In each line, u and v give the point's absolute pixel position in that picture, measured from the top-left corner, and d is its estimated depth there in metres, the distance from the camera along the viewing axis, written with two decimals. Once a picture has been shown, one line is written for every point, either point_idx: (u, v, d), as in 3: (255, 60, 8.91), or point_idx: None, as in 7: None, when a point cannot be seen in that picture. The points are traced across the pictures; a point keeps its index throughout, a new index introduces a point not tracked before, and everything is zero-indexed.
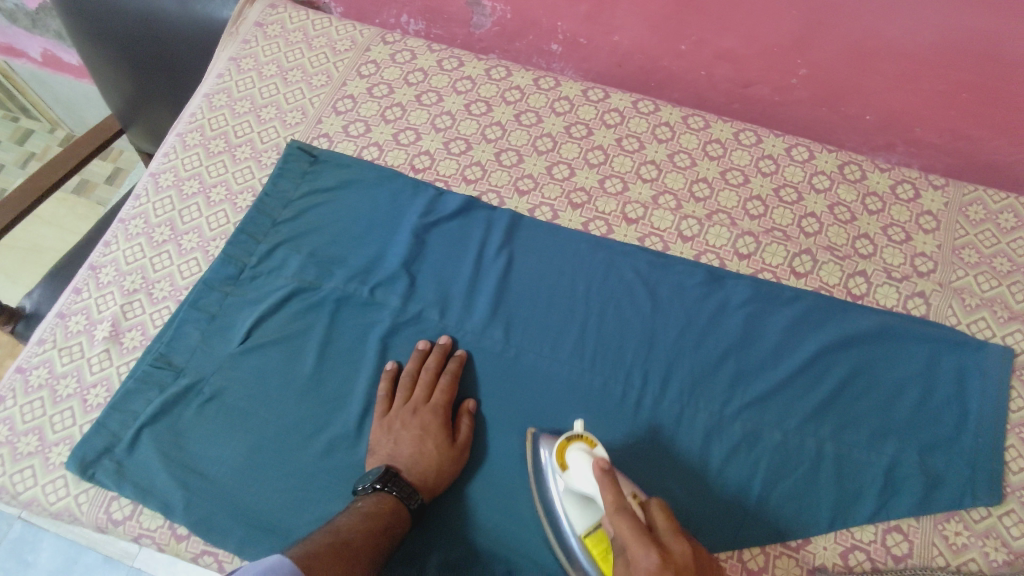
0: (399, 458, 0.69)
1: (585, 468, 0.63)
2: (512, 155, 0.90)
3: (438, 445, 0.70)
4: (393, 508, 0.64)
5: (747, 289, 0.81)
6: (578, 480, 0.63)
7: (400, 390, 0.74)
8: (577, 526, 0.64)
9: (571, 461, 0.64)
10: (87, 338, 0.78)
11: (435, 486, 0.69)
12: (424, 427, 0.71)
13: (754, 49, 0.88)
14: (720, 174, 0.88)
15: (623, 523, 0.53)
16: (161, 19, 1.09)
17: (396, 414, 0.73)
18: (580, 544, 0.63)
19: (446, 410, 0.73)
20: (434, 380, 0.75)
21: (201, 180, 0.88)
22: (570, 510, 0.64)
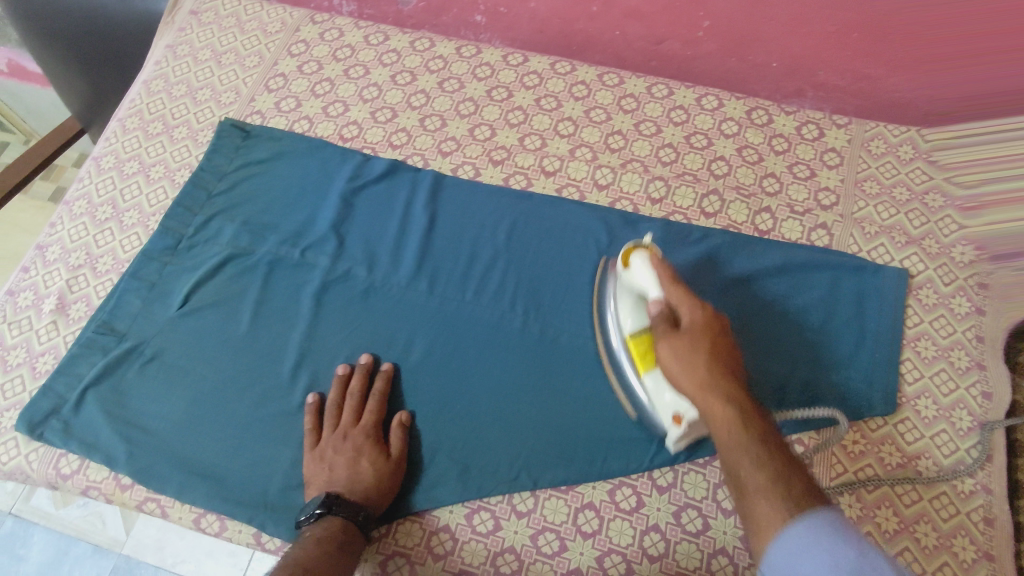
0: (339, 483, 0.70)
1: (647, 270, 0.72)
2: (436, 120, 0.94)
3: (374, 464, 0.71)
4: (344, 529, 0.66)
5: (658, 230, 0.85)
6: (638, 278, 0.73)
7: (326, 420, 0.74)
8: (626, 324, 0.73)
9: (634, 263, 0.74)
10: (35, 312, 0.82)
11: (380, 501, 0.70)
12: (358, 449, 0.72)
13: (659, 5, 0.93)
14: (634, 126, 0.93)
15: (694, 306, 0.68)
16: (93, 13, 1.13)
17: (326, 442, 0.73)
18: (623, 346, 0.74)
19: (376, 429, 0.74)
20: (361, 404, 0.75)
21: (141, 161, 0.92)
22: (623, 307, 0.74)
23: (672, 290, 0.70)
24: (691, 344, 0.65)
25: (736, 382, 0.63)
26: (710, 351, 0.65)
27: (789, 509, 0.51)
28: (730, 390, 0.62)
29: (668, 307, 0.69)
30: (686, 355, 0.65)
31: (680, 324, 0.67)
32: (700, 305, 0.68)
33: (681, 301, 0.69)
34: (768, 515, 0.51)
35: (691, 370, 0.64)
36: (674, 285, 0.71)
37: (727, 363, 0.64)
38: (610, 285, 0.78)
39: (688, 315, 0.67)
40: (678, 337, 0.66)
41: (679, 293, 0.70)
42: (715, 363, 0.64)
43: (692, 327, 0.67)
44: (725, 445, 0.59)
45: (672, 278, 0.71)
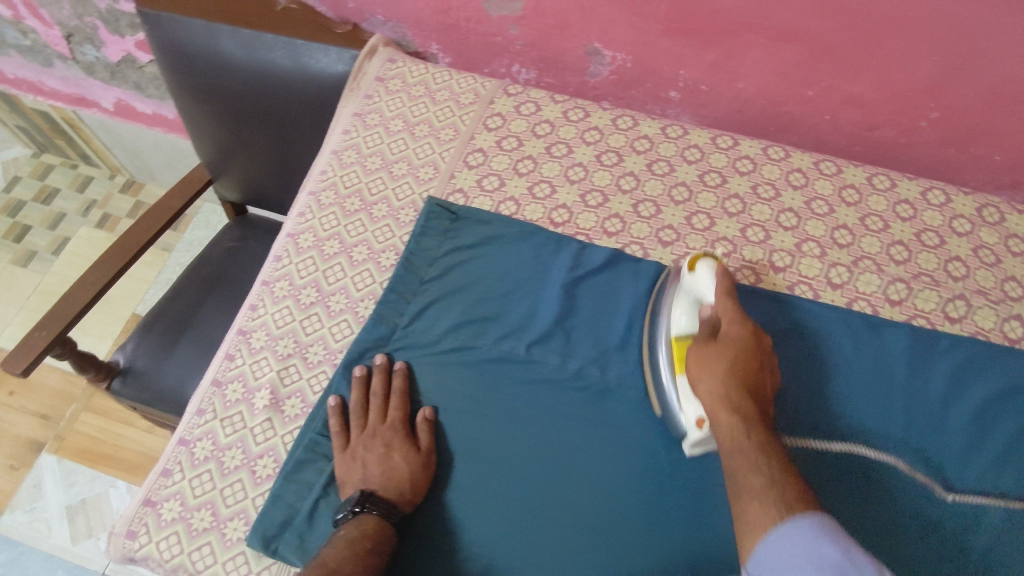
0: (372, 479, 0.70)
1: (710, 276, 0.74)
2: (650, 206, 0.89)
3: (405, 458, 0.71)
4: (375, 526, 0.66)
5: (906, 336, 0.80)
6: (701, 285, 0.74)
7: (352, 421, 0.74)
8: (676, 321, 0.75)
9: (700, 269, 0.75)
10: (247, 407, 0.77)
11: (413, 496, 0.70)
12: (387, 444, 0.72)
13: (886, 94, 0.89)
14: (859, 220, 0.88)
15: (734, 319, 0.71)
16: (272, 73, 1.08)
17: (355, 441, 0.73)
18: (667, 340, 0.75)
19: (405, 424, 0.74)
20: (385, 402, 0.75)
21: (341, 240, 0.87)
22: (680, 305, 0.76)
23: (727, 303, 0.72)
24: (728, 343, 0.70)
25: (753, 382, 0.68)
26: (742, 353, 0.69)
27: (783, 515, 0.58)
28: (744, 399, 0.67)
29: (718, 305, 0.73)
30: (709, 357, 0.70)
31: (727, 323, 0.71)
32: (746, 324, 0.71)
33: (727, 312, 0.72)
34: (761, 510, 0.59)
35: (714, 375, 0.68)
36: (730, 295, 0.73)
37: (750, 372, 0.69)
38: (668, 289, 0.78)
39: (739, 317, 0.71)
40: (717, 344, 0.70)
41: (731, 309, 0.72)
42: (739, 360, 0.69)
43: (726, 338, 0.70)
44: (733, 467, 0.64)
45: (739, 310, 0.72)
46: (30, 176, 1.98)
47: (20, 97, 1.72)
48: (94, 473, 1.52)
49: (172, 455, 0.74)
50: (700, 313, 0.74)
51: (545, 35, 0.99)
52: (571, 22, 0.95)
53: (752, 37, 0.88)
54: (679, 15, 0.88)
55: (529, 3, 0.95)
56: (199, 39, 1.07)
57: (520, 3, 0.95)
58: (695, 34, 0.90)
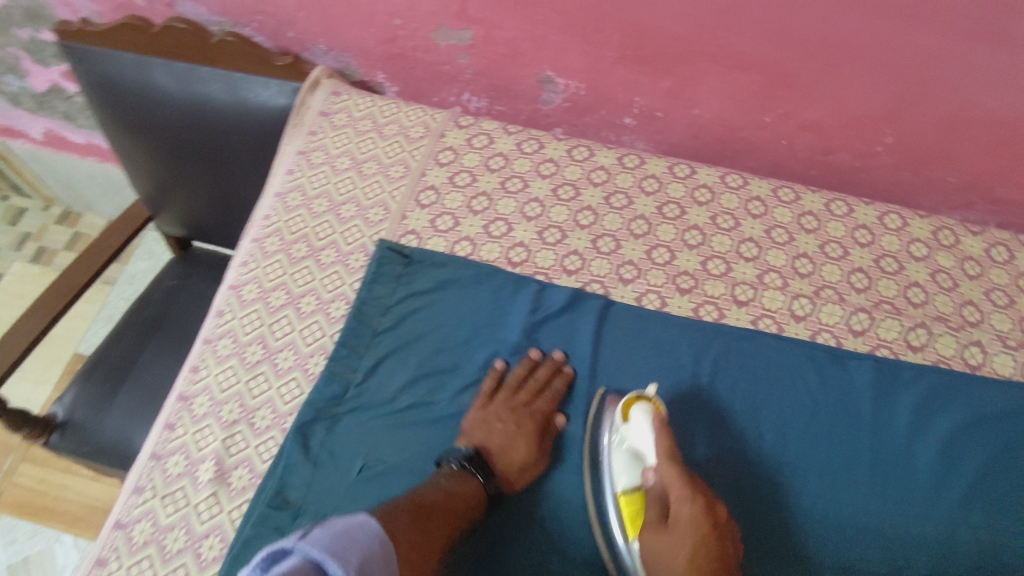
0: (491, 447, 0.71)
1: (647, 430, 0.67)
2: (610, 241, 0.87)
3: (530, 449, 0.72)
4: (471, 495, 0.66)
5: (870, 369, 0.79)
6: (635, 437, 0.68)
7: (502, 389, 0.76)
8: (618, 478, 0.69)
9: (633, 418, 0.69)
10: (190, 482, 0.72)
11: (514, 482, 0.71)
12: (519, 424, 0.73)
13: (842, 120, 0.89)
14: (819, 247, 0.87)
15: (683, 497, 0.62)
16: (210, 108, 1.02)
17: (496, 408, 0.74)
18: (615, 501, 0.69)
19: (544, 417, 0.74)
20: (540, 388, 0.76)
21: (288, 290, 0.83)
22: (618, 463, 0.69)
23: (671, 468, 0.64)
24: (682, 528, 0.61)
25: (715, 550, 0.60)
26: (702, 536, 0.60)
27: None
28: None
29: (661, 471, 0.65)
30: (663, 554, 0.61)
31: (675, 491, 0.63)
32: (699, 494, 0.62)
33: (674, 482, 0.64)
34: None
35: (673, 564, 0.60)
36: (671, 452, 0.66)
37: (712, 553, 0.60)
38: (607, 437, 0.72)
39: (686, 487, 0.63)
40: (670, 528, 0.62)
41: (675, 470, 0.64)
42: (700, 550, 0.60)
43: (680, 522, 0.62)
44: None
45: (673, 451, 0.66)
46: None
47: None
48: (34, 527, 1.42)
49: (108, 540, 0.70)
50: (642, 471, 0.68)
51: (495, 64, 0.95)
52: (521, 51, 0.92)
53: (707, 66, 0.86)
54: (633, 44, 0.86)
55: (477, 31, 0.91)
56: (129, 73, 1.01)
57: (468, 32, 0.91)
58: (650, 62, 0.88)
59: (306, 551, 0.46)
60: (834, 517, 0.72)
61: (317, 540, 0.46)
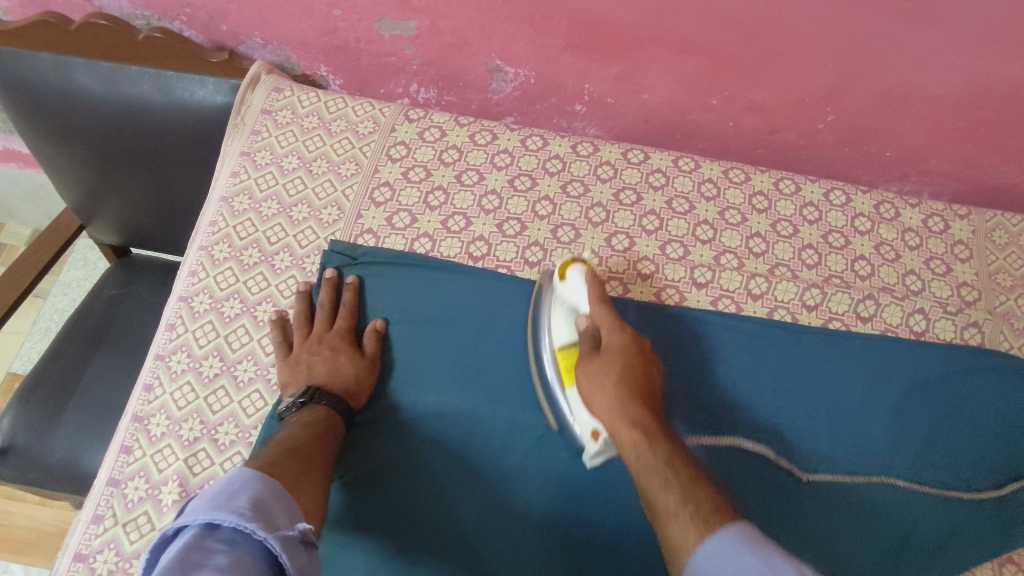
0: (317, 379, 0.73)
1: (580, 283, 0.74)
2: (569, 230, 0.87)
3: (352, 362, 0.75)
4: (325, 414, 0.69)
5: (822, 343, 0.83)
6: (572, 293, 0.74)
7: (296, 330, 0.77)
8: (557, 333, 0.74)
9: (569, 277, 0.75)
10: (153, 506, 0.69)
11: (358, 392, 0.74)
12: (334, 347, 0.75)
13: (787, 100, 0.91)
14: (771, 226, 0.90)
15: (612, 327, 0.70)
16: (143, 108, 0.97)
17: (300, 350, 0.75)
18: (551, 357, 0.74)
19: (350, 333, 0.77)
20: (331, 313, 0.79)
21: (242, 299, 0.80)
22: (556, 317, 0.74)
23: (602, 308, 0.71)
24: (612, 354, 0.67)
25: (648, 402, 0.65)
26: (632, 375, 0.66)
27: (700, 528, 0.52)
28: (634, 400, 0.64)
29: (593, 314, 0.71)
30: (594, 373, 0.67)
31: (605, 328, 0.70)
32: (626, 330, 0.70)
33: (603, 320, 0.71)
34: (681, 531, 0.53)
35: (605, 385, 0.66)
36: (602, 301, 0.72)
37: (639, 378, 0.66)
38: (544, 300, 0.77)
39: (617, 335, 0.69)
40: (600, 353, 0.68)
41: (606, 322, 0.70)
42: (629, 370, 0.66)
43: (611, 347, 0.68)
44: (630, 462, 0.61)
45: (604, 297, 0.73)
46: None
47: None
48: None
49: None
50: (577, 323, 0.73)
51: (442, 54, 0.93)
52: (469, 40, 0.90)
53: (655, 51, 0.86)
54: (580, 31, 0.85)
55: (423, 21, 0.88)
56: (49, 76, 0.95)
57: (413, 22, 0.89)
58: (598, 49, 0.88)
59: (194, 520, 0.46)
60: (791, 484, 0.78)
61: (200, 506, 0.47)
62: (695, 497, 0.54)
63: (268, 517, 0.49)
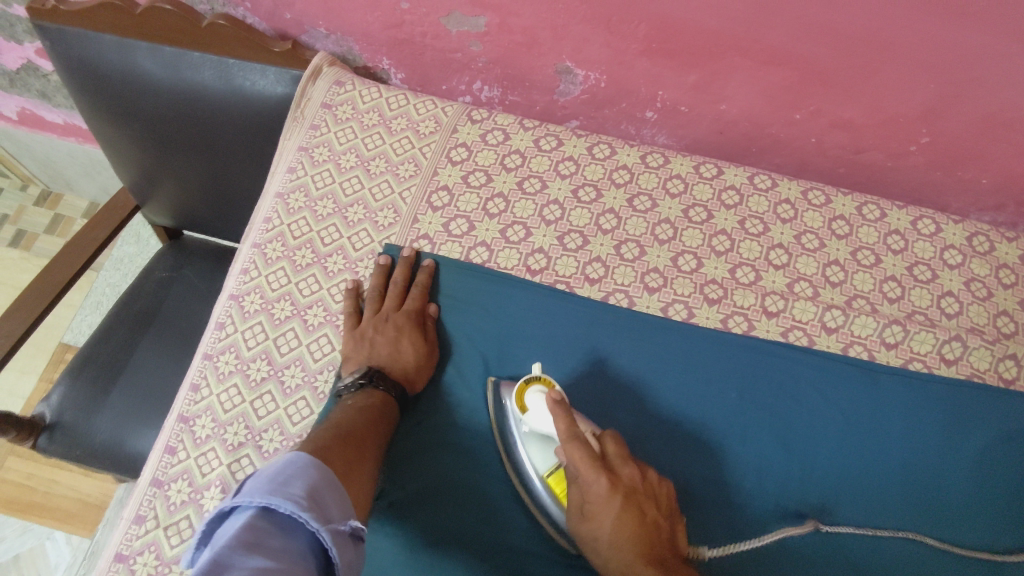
0: (378, 358, 0.72)
1: (545, 410, 0.65)
2: (633, 247, 0.82)
3: (415, 345, 0.73)
4: (380, 399, 0.68)
5: (900, 385, 0.76)
6: (538, 422, 0.66)
7: (367, 304, 0.76)
8: (538, 464, 0.67)
9: (531, 404, 0.66)
10: (195, 510, 0.68)
11: (414, 378, 0.73)
12: (400, 328, 0.73)
13: (877, 119, 0.84)
14: (851, 255, 0.83)
15: (595, 489, 0.61)
16: (205, 96, 0.95)
17: (367, 324, 0.75)
18: (543, 485, 0.67)
19: (418, 315, 0.76)
20: (402, 292, 0.77)
21: (293, 301, 0.78)
22: (531, 452, 0.68)
23: (573, 446, 0.62)
24: (602, 510, 0.61)
25: (650, 545, 0.60)
26: (619, 514, 0.60)
27: None
28: (646, 561, 0.58)
29: (568, 454, 0.63)
30: (590, 545, 0.62)
31: (583, 475, 0.62)
32: (603, 471, 0.62)
33: (579, 459, 0.62)
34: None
35: (602, 548, 0.61)
36: (575, 432, 0.63)
37: (637, 527, 0.60)
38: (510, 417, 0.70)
39: (593, 470, 0.61)
40: (587, 514, 0.62)
41: (578, 447, 0.62)
42: (625, 520, 0.60)
43: (597, 500, 0.61)
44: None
45: (572, 425, 0.63)
46: None
47: None
48: (25, 524, 1.38)
49: (108, 574, 0.65)
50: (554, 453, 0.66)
51: (510, 52, 0.89)
52: (540, 39, 0.86)
53: (738, 60, 0.81)
54: (659, 36, 0.80)
55: (493, 18, 0.84)
56: (113, 58, 0.94)
57: (483, 19, 0.85)
58: (677, 56, 0.82)
59: (246, 504, 0.45)
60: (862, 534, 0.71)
61: (253, 490, 0.46)
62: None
63: (320, 508, 0.47)
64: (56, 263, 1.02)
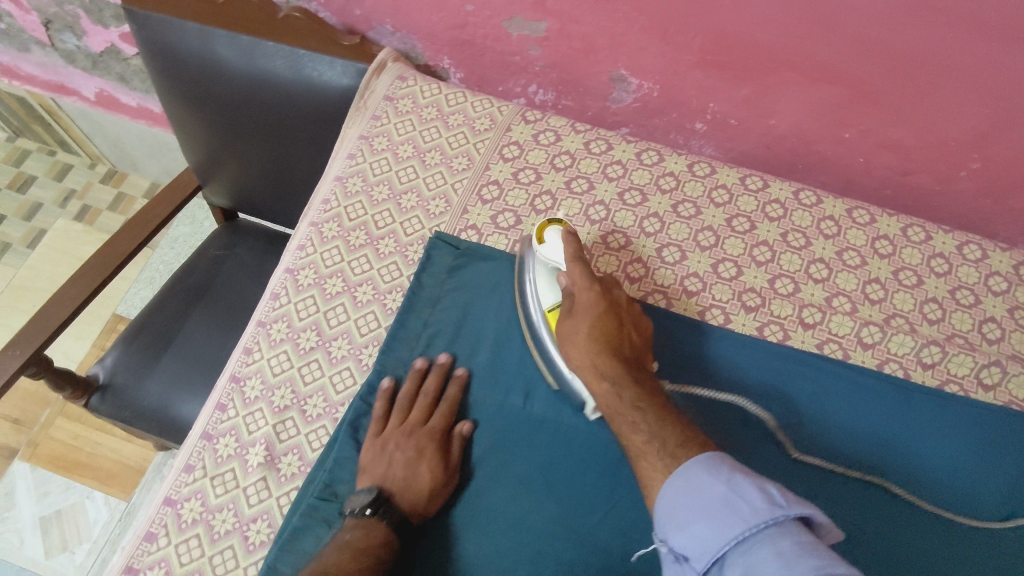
0: (393, 483, 0.67)
1: (559, 245, 0.73)
2: (675, 251, 0.84)
3: (432, 471, 0.68)
4: (382, 530, 0.63)
5: (936, 404, 0.76)
6: (550, 252, 0.73)
7: (394, 412, 0.73)
8: (544, 299, 0.74)
9: (548, 239, 0.74)
10: (239, 465, 0.72)
11: (427, 509, 0.67)
12: (420, 450, 0.69)
13: (927, 142, 0.85)
14: (892, 274, 0.84)
15: (589, 285, 0.70)
16: (275, 85, 1.00)
17: (390, 433, 0.71)
18: (541, 317, 0.74)
19: (443, 434, 0.71)
20: (432, 406, 0.73)
21: (345, 278, 0.82)
22: (539, 281, 0.75)
23: (579, 269, 0.71)
24: (585, 312, 0.70)
25: (618, 347, 0.69)
26: (600, 313, 0.69)
27: (667, 463, 0.60)
28: (611, 359, 0.67)
29: (571, 271, 0.72)
30: (572, 330, 0.70)
31: (580, 288, 0.71)
32: (597, 284, 0.71)
33: (579, 279, 0.71)
34: (651, 468, 0.61)
35: (579, 331, 0.69)
36: (581, 258, 0.72)
37: (614, 330, 0.69)
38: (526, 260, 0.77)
39: (589, 283, 0.70)
40: (573, 313, 0.70)
41: (580, 269, 0.71)
42: (602, 321, 0.69)
43: (584, 304, 0.70)
44: (608, 407, 0.66)
45: (580, 254, 0.72)
46: (4, 162, 1.87)
47: None
48: (68, 482, 1.44)
49: (156, 516, 0.69)
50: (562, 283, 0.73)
51: (567, 58, 0.93)
52: (597, 46, 0.89)
53: (790, 76, 0.83)
54: (714, 49, 0.83)
55: (553, 24, 0.88)
56: (192, 45, 0.99)
57: (544, 24, 0.89)
58: (730, 69, 0.85)
59: None
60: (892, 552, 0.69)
61: None
62: (672, 438, 0.61)
63: None
64: (122, 234, 1.09)
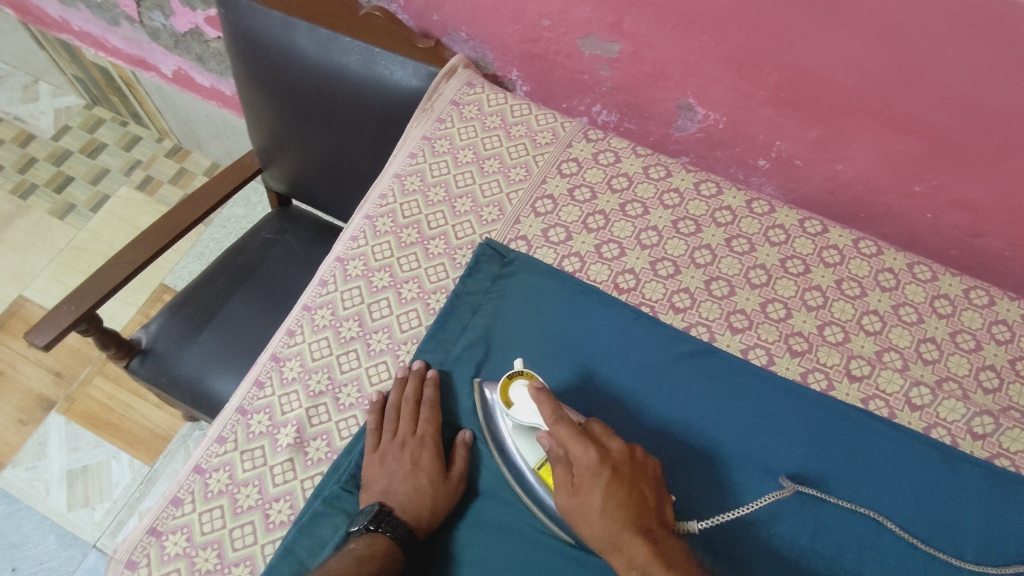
0: (393, 494, 0.66)
1: (529, 400, 0.66)
2: (724, 285, 0.83)
3: (432, 479, 0.67)
4: (388, 543, 0.62)
5: (984, 480, 0.71)
6: (521, 413, 0.66)
7: (385, 424, 0.71)
8: (528, 456, 0.66)
9: (515, 397, 0.67)
10: (270, 442, 0.72)
11: (432, 523, 0.66)
12: (416, 461, 0.68)
13: (1001, 205, 0.82)
14: (949, 335, 0.81)
15: (585, 446, 0.61)
16: (346, 77, 1.02)
17: (386, 446, 0.70)
18: (533, 476, 0.66)
19: (434, 440, 0.70)
20: (417, 412, 0.72)
21: (392, 273, 0.83)
22: (518, 443, 0.67)
23: (561, 426, 0.62)
24: (589, 487, 0.59)
25: (642, 519, 0.58)
26: (605, 483, 0.59)
27: None
28: (632, 531, 0.57)
29: (556, 434, 0.62)
30: (573, 512, 0.60)
31: (571, 450, 0.61)
32: (591, 442, 0.61)
33: (567, 438, 0.61)
34: None
35: (589, 514, 0.59)
36: (559, 414, 0.63)
37: (629, 499, 0.59)
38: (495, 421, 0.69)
39: (581, 442, 0.61)
40: (576, 490, 0.60)
41: (563, 425, 0.62)
42: (613, 491, 0.59)
43: (584, 477, 0.60)
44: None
45: (559, 410, 0.64)
46: (79, 127, 1.95)
47: (81, 49, 1.68)
48: (98, 440, 1.48)
49: (184, 482, 0.70)
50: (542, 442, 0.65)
51: (636, 81, 0.93)
52: (668, 73, 0.89)
53: (864, 122, 0.81)
54: (790, 86, 0.82)
55: (627, 46, 0.88)
56: (275, 32, 1.02)
57: (617, 46, 0.89)
58: (803, 108, 0.83)
59: None
60: None
61: None
62: None
63: None
64: (182, 206, 1.13)
